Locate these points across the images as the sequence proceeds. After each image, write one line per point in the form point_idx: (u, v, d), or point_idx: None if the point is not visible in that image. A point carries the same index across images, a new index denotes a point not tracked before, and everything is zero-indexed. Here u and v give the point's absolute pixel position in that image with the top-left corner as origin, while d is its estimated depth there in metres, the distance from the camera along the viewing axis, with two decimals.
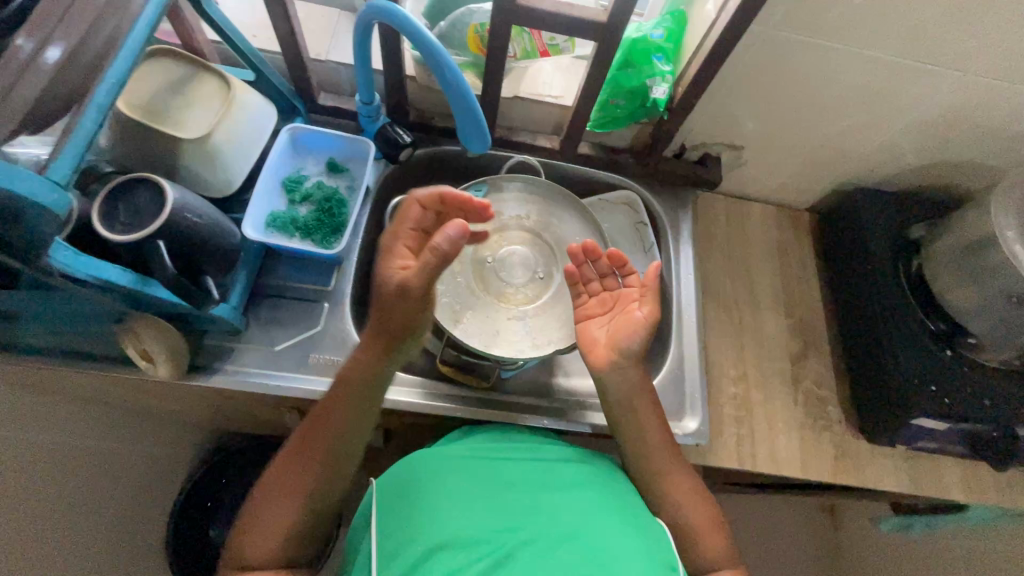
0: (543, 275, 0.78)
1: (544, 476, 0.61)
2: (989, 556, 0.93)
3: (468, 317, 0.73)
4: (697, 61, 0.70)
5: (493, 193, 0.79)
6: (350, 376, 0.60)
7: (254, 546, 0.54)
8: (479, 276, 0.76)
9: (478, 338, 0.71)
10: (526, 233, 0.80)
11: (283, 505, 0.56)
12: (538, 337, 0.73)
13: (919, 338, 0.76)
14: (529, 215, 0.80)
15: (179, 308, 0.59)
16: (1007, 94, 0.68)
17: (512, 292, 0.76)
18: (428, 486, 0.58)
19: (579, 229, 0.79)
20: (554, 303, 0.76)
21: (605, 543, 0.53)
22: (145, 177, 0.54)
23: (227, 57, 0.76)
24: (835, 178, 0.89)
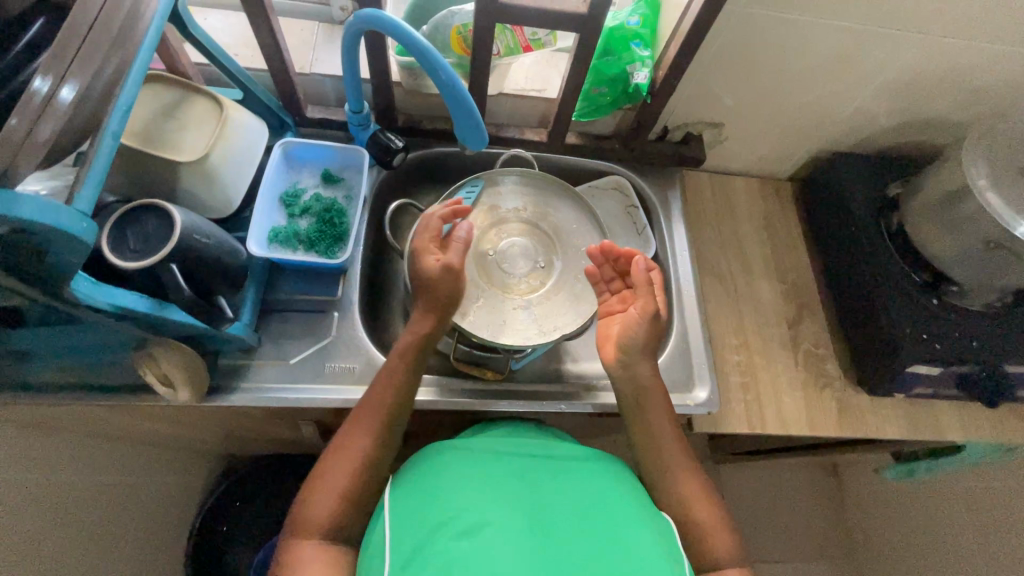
0: (544, 263, 0.79)
1: (553, 469, 0.60)
2: (991, 492, 0.98)
3: (475, 309, 0.73)
4: (673, 44, 0.72)
5: (489, 187, 0.80)
6: (398, 357, 0.65)
7: (316, 506, 0.55)
8: (482, 269, 0.77)
9: (486, 332, 0.72)
10: (524, 224, 0.81)
11: (341, 471, 0.58)
12: (544, 324, 0.74)
13: (906, 290, 0.80)
14: (525, 207, 0.81)
15: (196, 329, 0.59)
16: (967, 52, 0.72)
17: (515, 283, 0.77)
18: (443, 477, 0.56)
19: (575, 216, 0.81)
20: (558, 291, 0.77)
21: (613, 533, 0.52)
22: (152, 203, 0.54)
23: (211, 78, 0.77)
24: (813, 145, 0.93)
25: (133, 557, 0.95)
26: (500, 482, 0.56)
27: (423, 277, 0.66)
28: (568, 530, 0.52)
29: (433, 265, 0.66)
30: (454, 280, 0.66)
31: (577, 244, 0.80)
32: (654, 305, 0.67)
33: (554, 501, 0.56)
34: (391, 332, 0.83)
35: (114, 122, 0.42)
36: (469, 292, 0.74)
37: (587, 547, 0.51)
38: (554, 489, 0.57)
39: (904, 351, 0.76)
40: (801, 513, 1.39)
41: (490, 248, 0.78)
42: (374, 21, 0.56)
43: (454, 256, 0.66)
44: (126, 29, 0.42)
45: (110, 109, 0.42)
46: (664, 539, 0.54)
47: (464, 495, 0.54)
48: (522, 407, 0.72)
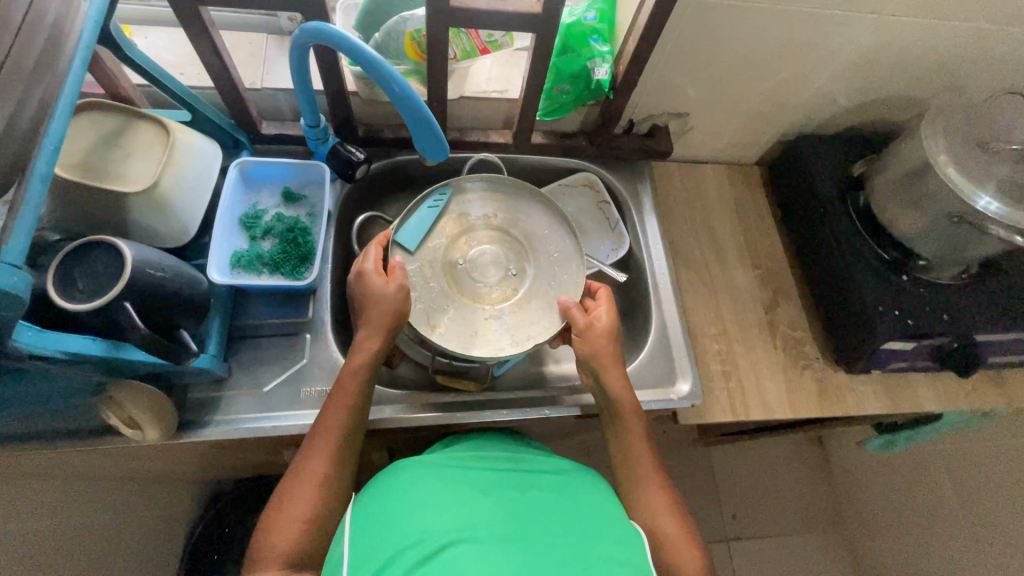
0: (515, 271, 0.75)
1: (522, 482, 0.60)
2: (970, 455, 1.01)
3: (444, 320, 0.71)
4: (632, 38, 0.71)
5: (457, 195, 0.78)
6: (348, 374, 0.62)
7: (277, 535, 0.54)
8: (451, 279, 0.74)
9: (455, 344, 0.69)
10: (493, 231, 0.78)
11: (299, 495, 0.56)
12: (516, 334, 0.70)
13: (874, 268, 0.81)
14: (495, 214, 0.78)
15: (157, 366, 0.57)
16: (921, 30, 0.72)
17: (485, 291, 0.74)
18: (406, 495, 0.56)
19: (548, 221, 0.78)
20: (531, 298, 0.73)
21: (577, 547, 0.51)
22: (99, 240, 0.52)
23: (156, 99, 0.73)
24: (777, 130, 0.93)
25: None
26: (463, 497, 0.56)
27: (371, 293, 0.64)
28: (532, 540, 0.52)
29: (382, 285, 0.64)
30: (401, 296, 0.64)
31: (551, 251, 0.76)
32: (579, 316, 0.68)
33: (520, 513, 0.55)
34: None
35: (42, 161, 0.40)
36: (438, 302, 0.72)
37: (550, 555, 0.50)
38: (525, 502, 0.57)
39: (880, 330, 0.77)
40: (791, 489, 1.41)
41: (460, 257, 0.75)
42: (318, 33, 0.54)
43: (403, 278, 0.65)
44: (47, 61, 0.39)
45: (35, 149, 0.39)
46: (631, 546, 0.54)
47: (426, 511, 0.53)
48: (508, 414, 0.72)
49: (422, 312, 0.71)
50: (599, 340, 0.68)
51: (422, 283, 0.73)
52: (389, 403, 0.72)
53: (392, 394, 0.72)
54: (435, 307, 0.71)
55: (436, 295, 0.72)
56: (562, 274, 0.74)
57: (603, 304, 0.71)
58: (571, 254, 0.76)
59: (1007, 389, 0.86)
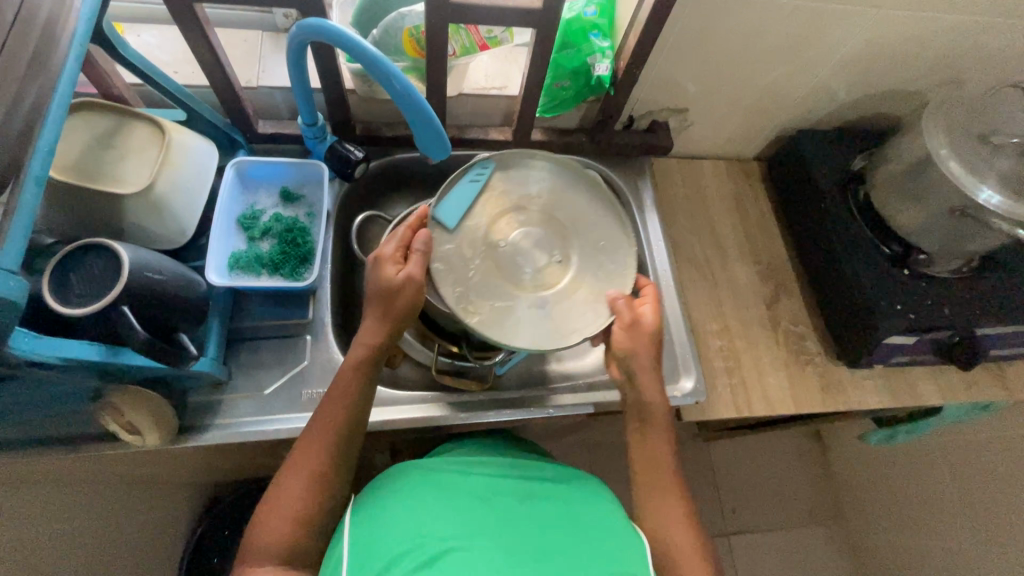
0: (561, 258, 0.66)
1: (524, 486, 0.60)
2: (970, 448, 1.01)
3: (479, 305, 0.61)
4: (632, 34, 0.70)
5: (501, 169, 0.68)
6: (349, 370, 0.61)
7: (268, 530, 0.54)
8: (488, 261, 0.63)
9: (490, 334, 0.60)
10: (537, 212, 0.67)
11: (292, 489, 0.56)
12: (558, 329, 0.62)
13: (876, 262, 0.81)
14: (541, 193, 0.68)
15: (156, 371, 0.56)
16: (921, 23, 0.72)
17: (526, 279, 0.64)
18: (407, 499, 0.55)
19: (597, 207, 0.69)
20: (576, 291, 0.64)
21: (578, 554, 0.51)
22: (96, 242, 0.51)
23: (150, 98, 0.72)
24: (777, 124, 0.93)
25: None
26: (465, 504, 0.55)
27: (381, 286, 0.62)
28: (532, 545, 0.52)
29: (394, 276, 0.61)
30: (411, 286, 0.61)
31: (598, 240, 0.67)
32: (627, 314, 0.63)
33: (520, 518, 0.55)
34: None
35: (36, 163, 0.39)
36: (472, 286, 0.62)
37: (551, 559, 0.50)
38: (526, 509, 0.57)
39: (882, 324, 0.77)
40: (792, 483, 1.41)
41: (499, 238, 0.65)
42: (317, 30, 0.53)
43: (416, 267, 0.61)
44: (40, 59, 0.38)
45: (30, 151, 0.38)
46: (632, 548, 0.53)
47: (426, 515, 0.53)
48: (518, 413, 0.72)
49: (452, 295, 0.61)
50: (642, 340, 0.65)
51: (455, 262, 0.63)
52: (391, 404, 0.71)
53: (395, 395, 0.72)
54: (469, 291, 0.62)
55: (469, 277, 0.62)
56: (610, 266, 0.66)
57: (649, 301, 0.67)
58: (621, 242, 0.67)
59: (1008, 382, 0.86)
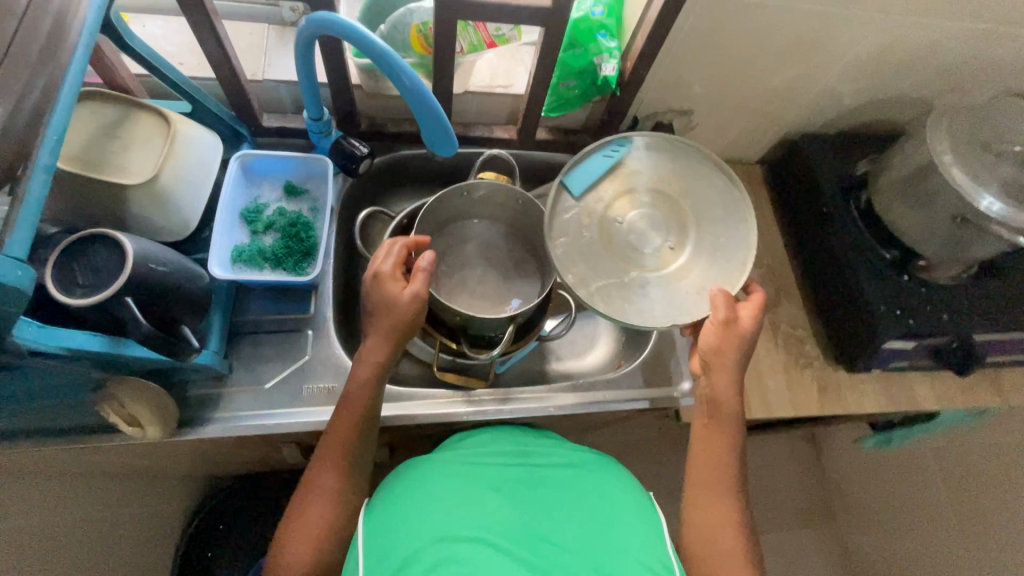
0: (674, 245, 0.70)
1: (534, 475, 0.61)
2: (964, 453, 1.02)
3: (583, 267, 0.68)
4: (640, 34, 0.70)
5: (635, 154, 0.73)
6: (356, 389, 0.61)
7: (292, 553, 0.54)
8: (605, 235, 0.70)
9: (594, 293, 0.67)
10: (660, 197, 0.71)
11: (312, 513, 0.56)
12: (659, 308, 0.67)
13: (877, 267, 0.81)
14: (666, 180, 0.72)
15: (157, 362, 0.56)
16: (928, 30, 0.72)
17: (641, 256, 0.69)
18: (421, 495, 0.55)
19: (722, 198, 0.71)
20: (684, 276, 0.68)
21: (596, 544, 0.52)
22: (97, 233, 0.50)
23: (155, 90, 0.72)
24: (781, 128, 0.93)
25: None
26: (480, 495, 0.56)
27: (381, 300, 0.61)
28: (553, 535, 0.53)
29: (399, 295, 0.61)
30: (415, 304, 0.61)
31: (715, 233, 0.69)
32: (723, 313, 0.64)
33: (533, 506, 0.56)
34: None
35: (44, 153, 0.38)
36: (586, 253, 0.68)
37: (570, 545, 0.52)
38: (539, 497, 0.57)
39: (883, 328, 0.77)
40: (787, 484, 1.42)
41: (618, 217, 0.70)
42: (327, 24, 0.53)
43: (422, 284, 0.61)
44: (50, 49, 0.37)
45: (38, 140, 0.38)
46: (647, 518, 0.56)
47: (444, 510, 0.53)
48: (525, 407, 0.73)
49: (565, 256, 0.68)
50: (732, 343, 0.66)
51: (574, 230, 0.69)
52: (391, 400, 0.71)
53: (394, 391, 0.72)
54: (580, 253, 0.68)
55: (585, 245, 0.69)
56: (720, 261, 0.68)
57: (750, 307, 0.67)
58: (740, 236, 0.69)
59: (1004, 389, 0.87)
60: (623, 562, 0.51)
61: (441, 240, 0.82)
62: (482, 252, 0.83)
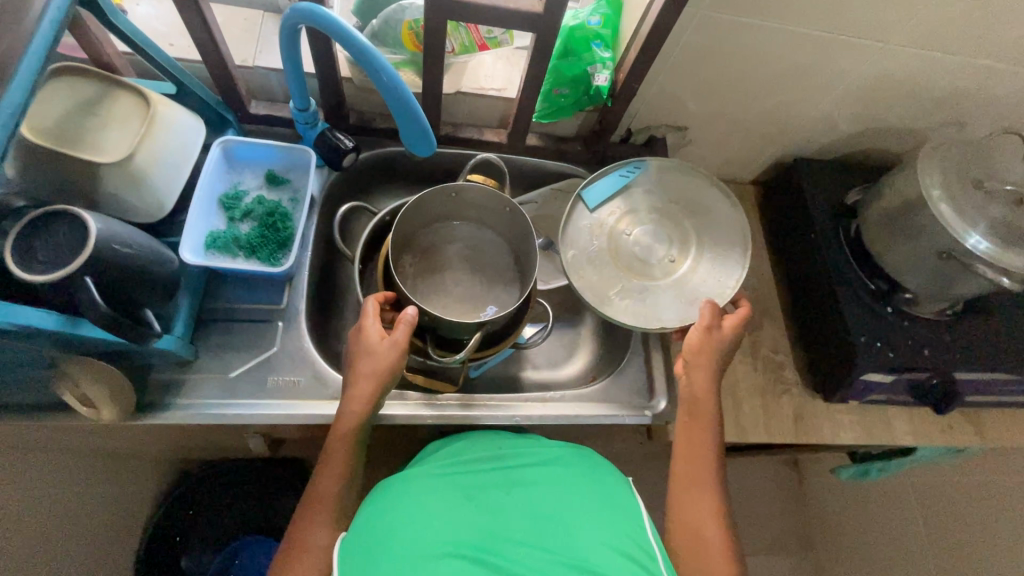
0: (675, 259, 0.74)
1: (507, 481, 0.59)
2: (940, 491, 1.01)
3: (587, 273, 0.73)
4: (634, 47, 0.69)
5: (647, 176, 0.78)
6: (336, 444, 0.61)
7: None
8: (612, 245, 0.74)
9: (596, 294, 0.71)
10: (666, 216, 0.77)
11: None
12: (651, 312, 0.71)
13: (860, 297, 0.81)
14: (673, 201, 0.77)
15: (117, 345, 0.55)
16: (924, 62, 0.72)
17: (645, 267, 0.74)
18: (397, 509, 0.53)
19: (728, 219, 0.75)
20: (680, 288, 0.72)
21: (584, 540, 0.51)
22: (62, 210, 0.49)
23: (142, 69, 0.71)
24: (776, 151, 0.92)
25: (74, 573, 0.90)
26: (454, 507, 0.54)
27: (361, 349, 0.63)
28: (538, 537, 0.51)
29: (377, 342, 0.62)
30: (395, 352, 0.62)
31: (714, 249, 0.74)
32: (713, 322, 0.66)
33: (509, 509, 0.55)
34: (344, 340, 0.79)
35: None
36: (593, 259, 0.73)
37: (551, 544, 0.50)
38: (516, 501, 0.56)
39: (860, 360, 0.76)
40: (764, 510, 1.41)
41: (626, 230, 0.75)
42: (310, 16, 0.52)
43: (403, 334, 0.62)
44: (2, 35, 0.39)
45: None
46: (626, 511, 0.56)
47: (422, 526, 0.51)
48: (495, 415, 0.72)
49: (574, 259, 0.73)
50: (710, 350, 0.67)
51: (586, 239, 0.74)
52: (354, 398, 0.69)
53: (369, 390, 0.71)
54: (586, 257, 0.73)
55: (593, 253, 0.74)
56: (717, 275, 0.72)
57: (733, 318, 0.68)
58: (736, 255, 0.73)
59: (982, 430, 0.86)
60: (606, 556, 0.50)
61: (427, 240, 0.82)
62: (467, 255, 0.83)
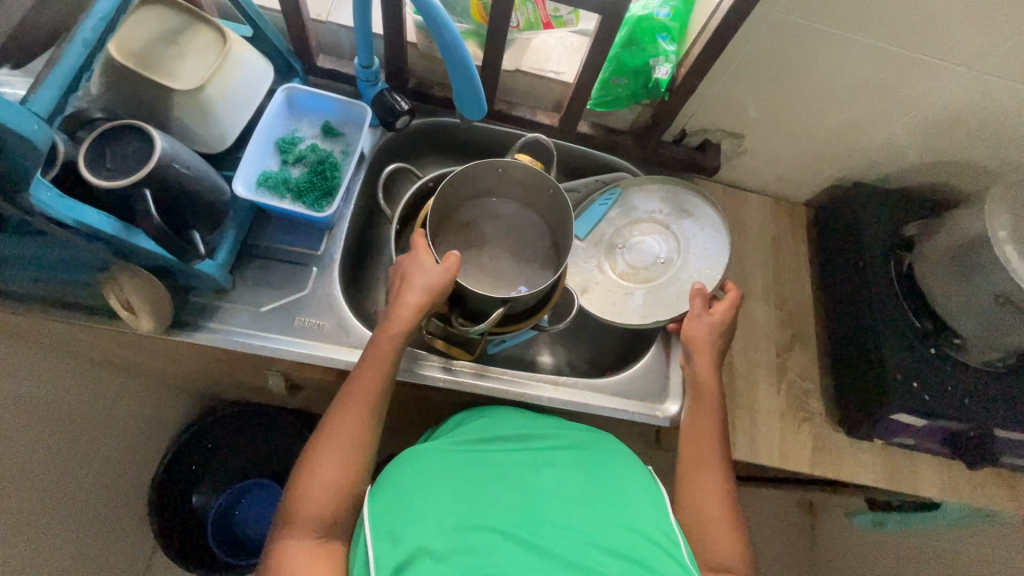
0: (665, 259, 0.81)
1: (534, 458, 0.58)
2: (960, 556, 0.95)
3: (591, 287, 0.81)
4: (701, 42, 0.68)
5: (634, 188, 0.85)
6: (384, 342, 0.61)
7: (306, 501, 0.52)
8: (609, 257, 0.83)
9: (598, 308, 0.79)
10: (657, 223, 0.83)
11: (331, 459, 0.55)
12: (647, 312, 0.79)
13: (904, 335, 0.76)
14: (661, 208, 0.84)
15: (165, 261, 0.58)
16: (1010, 94, 0.68)
17: (638, 272, 0.81)
18: (423, 481, 0.52)
19: (711, 223, 0.82)
20: (669, 287, 0.80)
21: (612, 526, 0.50)
22: (136, 126, 0.53)
23: (225, 12, 0.75)
24: (834, 172, 0.89)
25: (94, 476, 0.96)
26: (481, 483, 0.53)
27: (415, 267, 0.64)
28: (568, 520, 0.50)
29: (430, 265, 0.64)
30: (443, 276, 0.64)
31: (699, 249, 0.81)
32: (701, 309, 0.71)
33: (536, 489, 0.54)
34: (371, 296, 0.81)
35: (71, 56, 0.47)
36: (590, 274, 0.82)
37: (581, 528, 0.50)
38: (543, 480, 0.55)
39: (893, 399, 0.72)
40: (767, 547, 1.36)
41: (620, 242, 0.83)
42: None
43: (452, 263, 0.64)
44: None
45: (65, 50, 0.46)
46: (649, 496, 0.55)
47: (447, 500, 0.50)
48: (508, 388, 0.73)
49: (575, 277, 0.82)
50: (705, 343, 0.70)
51: (583, 257, 0.83)
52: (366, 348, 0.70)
53: (411, 351, 0.73)
54: (589, 276, 0.82)
55: (591, 268, 0.82)
56: (703, 268, 0.79)
57: (723, 303, 0.71)
58: (717, 252, 0.80)
59: (1017, 495, 0.80)
60: (635, 542, 0.49)
61: (467, 212, 0.83)
62: (505, 231, 0.84)
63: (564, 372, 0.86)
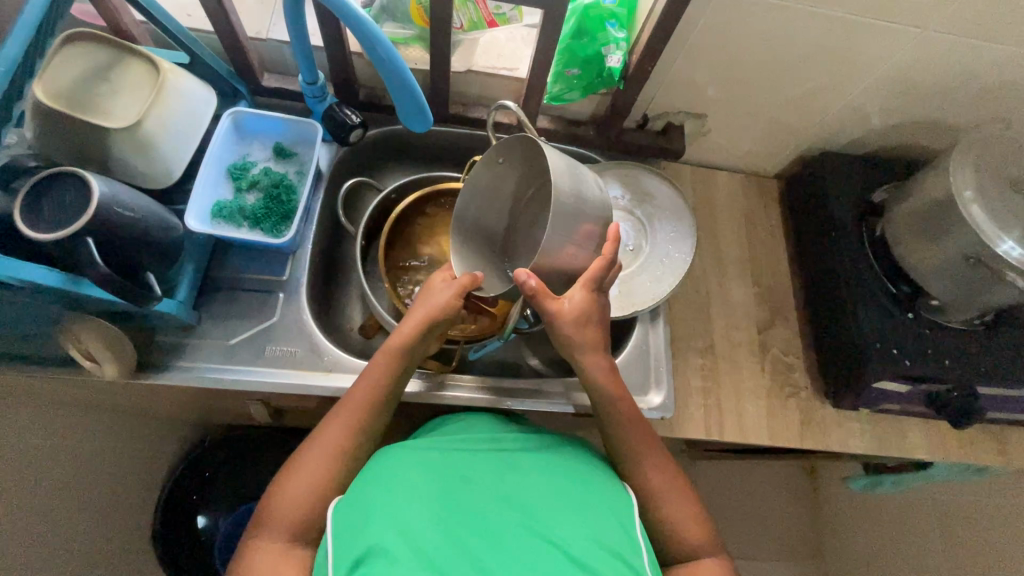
0: (633, 246, 0.81)
1: (508, 463, 0.57)
2: (955, 510, 0.96)
3: None
4: (649, 26, 0.67)
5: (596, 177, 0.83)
6: (381, 355, 0.60)
7: (279, 505, 0.52)
8: None
9: None
10: (621, 211, 0.82)
11: (313, 463, 0.54)
12: (624, 300, 0.77)
13: (878, 300, 0.77)
14: (624, 195, 0.83)
15: (118, 306, 0.57)
16: (967, 51, 0.67)
17: None
18: (389, 481, 0.51)
19: (677, 205, 0.82)
20: (641, 274, 0.79)
21: (574, 533, 0.49)
22: (70, 172, 0.51)
23: (158, 39, 0.72)
24: (802, 142, 0.88)
25: (90, 519, 0.95)
26: (448, 487, 0.52)
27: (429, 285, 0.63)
28: (533, 525, 0.49)
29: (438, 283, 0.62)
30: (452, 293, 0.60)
31: (666, 231, 0.81)
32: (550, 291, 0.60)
33: (504, 495, 0.53)
34: (346, 315, 0.81)
35: None
36: None
37: (543, 533, 0.49)
38: (513, 485, 0.54)
39: (872, 366, 0.73)
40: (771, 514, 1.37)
41: None
42: None
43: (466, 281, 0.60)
44: None
45: None
46: (615, 503, 0.54)
47: (412, 502, 0.49)
48: (467, 396, 0.72)
49: None
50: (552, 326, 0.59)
51: None
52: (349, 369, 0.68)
53: None
54: None
55: None
56: (672, 251, 0.80)
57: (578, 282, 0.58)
58: (685, 235, 0.80)
59: (1006, 448, 0.81)
60: (597, 552, 0.48)
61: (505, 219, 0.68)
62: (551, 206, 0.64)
63: (547, 370, 0.86)
